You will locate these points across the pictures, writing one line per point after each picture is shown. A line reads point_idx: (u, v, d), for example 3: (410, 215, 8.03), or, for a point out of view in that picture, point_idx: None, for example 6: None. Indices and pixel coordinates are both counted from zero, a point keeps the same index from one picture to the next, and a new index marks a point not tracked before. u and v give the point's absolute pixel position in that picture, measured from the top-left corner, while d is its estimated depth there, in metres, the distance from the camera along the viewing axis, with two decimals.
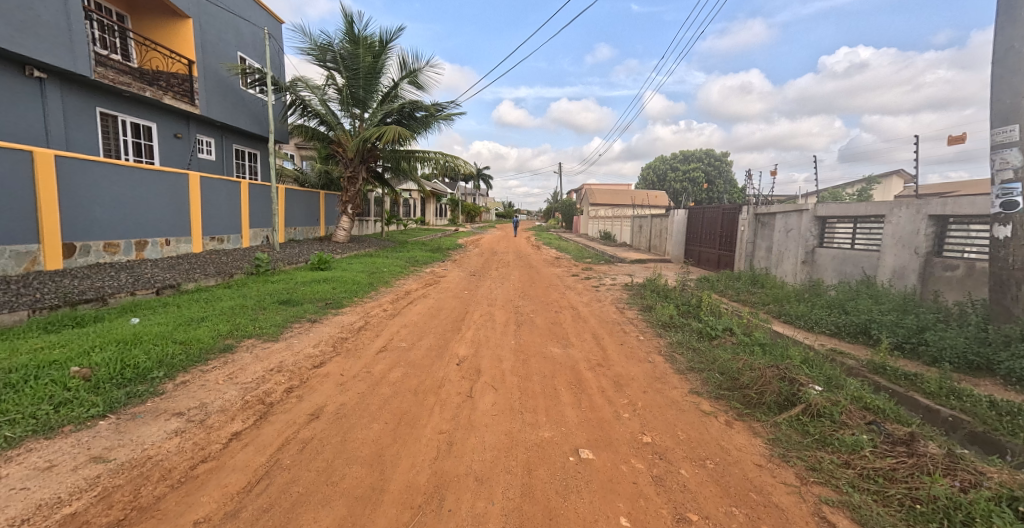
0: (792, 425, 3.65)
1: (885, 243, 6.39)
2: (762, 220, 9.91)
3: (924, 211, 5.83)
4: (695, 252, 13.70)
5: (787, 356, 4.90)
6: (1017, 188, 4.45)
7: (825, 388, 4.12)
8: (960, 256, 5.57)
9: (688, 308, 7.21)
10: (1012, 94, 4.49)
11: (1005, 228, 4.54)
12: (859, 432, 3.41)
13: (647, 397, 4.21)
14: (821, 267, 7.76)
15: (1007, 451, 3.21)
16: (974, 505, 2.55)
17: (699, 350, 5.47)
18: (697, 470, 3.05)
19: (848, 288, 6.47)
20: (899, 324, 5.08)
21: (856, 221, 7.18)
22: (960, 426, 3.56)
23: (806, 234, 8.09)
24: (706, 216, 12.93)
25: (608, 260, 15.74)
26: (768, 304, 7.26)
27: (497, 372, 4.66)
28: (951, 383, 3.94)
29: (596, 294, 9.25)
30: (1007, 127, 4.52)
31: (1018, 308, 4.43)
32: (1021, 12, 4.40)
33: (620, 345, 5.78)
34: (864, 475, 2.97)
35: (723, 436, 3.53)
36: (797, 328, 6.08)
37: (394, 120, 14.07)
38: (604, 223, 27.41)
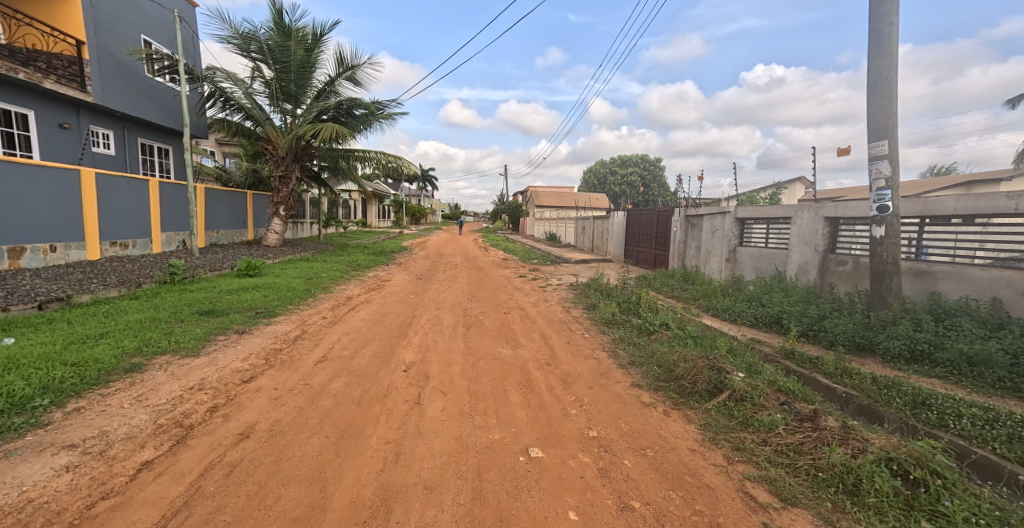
0: (720, 410, 3.85)
1: (792, 242, 6.98)
2: (691, 220, 10.51)
3: (821, 214, 6.47)
4: (633, 251, 14.28)
5: (715, 346, 5.21)
6: (888, 194, 5.05)
7: (746, 374, 4.40)
8: (849, 252, 6.23)
9: (628, 305, 7.45)
10: (883, 114, 5.07)
11: (880, 228, 5.13)
12: (775, 413, 3.66)
13: (594, 393, 4.26)
14: (741, 264, 8.39)
15: (886, 419, 3.62)
16: (863, 468, 2.83)
17: (640, 345, 5.65)
18: (639, 459, 3.12)
19: (763, 283, 7.03)
20: (804, 313, 5.58)
21: (769, 222, 7.82)
22: (851, 401, 3.95)
23: (728, 235, 8.71)
24: (642, 218, 13.52)
25: (554, 260, 16.01)
26: (698, 299, 7.69)
27: (446, 377, 4.52)
28: (844, 363, 4.38)
29: (543, 294, 9.33)
30: (879, 142, 5.13)
31: (890, 296, 5.08)
32: (886, 45, 4.98)
33: (567, 343, 5.85)
34: (778, 451, 3.20)
35: (660, 424, 3.66)
36: (722, 321, 6.48)
37: (331, 117, 13.36)
38: (548, 225, 27.93)
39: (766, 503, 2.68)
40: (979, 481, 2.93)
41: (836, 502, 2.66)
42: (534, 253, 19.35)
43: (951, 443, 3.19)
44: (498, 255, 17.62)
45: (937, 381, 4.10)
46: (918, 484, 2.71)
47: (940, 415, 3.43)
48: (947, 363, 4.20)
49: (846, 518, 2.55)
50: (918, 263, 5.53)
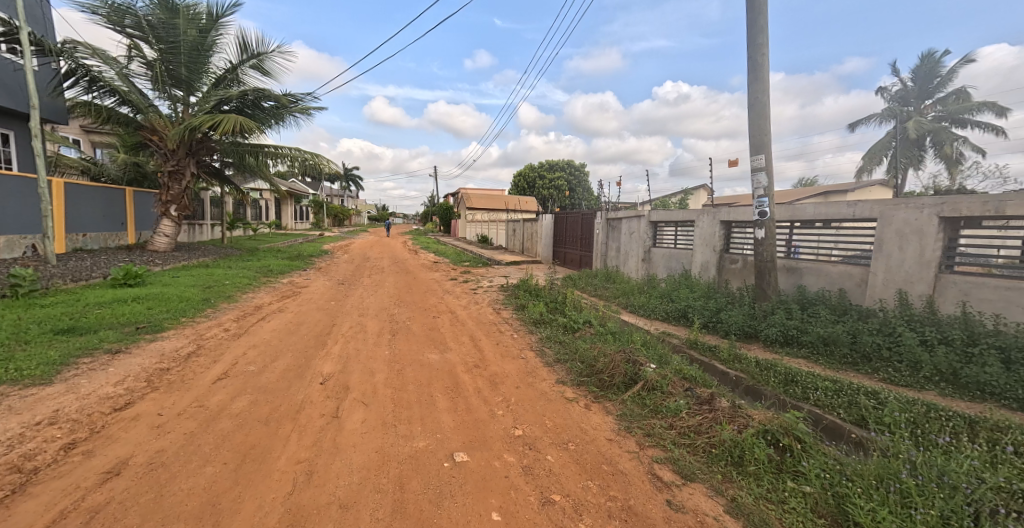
0: (634, 400, 4.16)
1: (696, 243, 7.74)
2: (612, 223, 11.15)
3: (717, 218, 7.28)
4: (561, 253, 14.79)
5: (631, 341, 5.59)
6: (766, 202, 5.81)
7: (657, 365, 4.79)
8: (741, 252, 7.07)
9: (555, 305, 7.71)
10: (760, 132, 5.82)
11: (761, 231, 5.90)
12: (679, 398, 4.03)
13: (520, 392, 4.36)
14: (655, 263, 9.12)
15: (765, 397, 4.18)
16: (745, 441, 3.23)
17: (564, 343, 5.88)
18: (562, 453, 3.27)
19: (672, 280, 7.73)
20: (705, 307, 6.24)
21: (678, 225, 8.60)
22: (740, 383, 4.50)
23: (643, 237, 9.41)
24: (569, 221, 14.05)
25: (485, 262, 16.04)
26: (618, 297, 8.20)
27: (368, 387, 4.34)
28: (735, 350, 4.98)
29: (474, 296, 9.32)
30: (758, 156, 5.87)
31: (770, 290, 5.87)
32: (761, 73, 5.71)
33: (496, 345, 5.91)
34: (681, 433, 3.55)
35: (581, 418, 3.86)
36: (639, 317, 6.98)
37: (234, 107, 12.18)
38: (480, 227, 27.87)
39: (669, 481, 2.97)
40: (827, 441, 3.52)
41: (725, 474, 3.04)
42: (466, 256, 19.20)
43: (810, 412, 3.77)
44: (428, 258, 17.25)
45: (802, 359, 4.87)
46: (786, 450, 3.20)
47: (803, 389, 4.04)
48: (810, 344, 4.97)
49: (734, 487, 2.91)
50: (790, 260, 6.46)
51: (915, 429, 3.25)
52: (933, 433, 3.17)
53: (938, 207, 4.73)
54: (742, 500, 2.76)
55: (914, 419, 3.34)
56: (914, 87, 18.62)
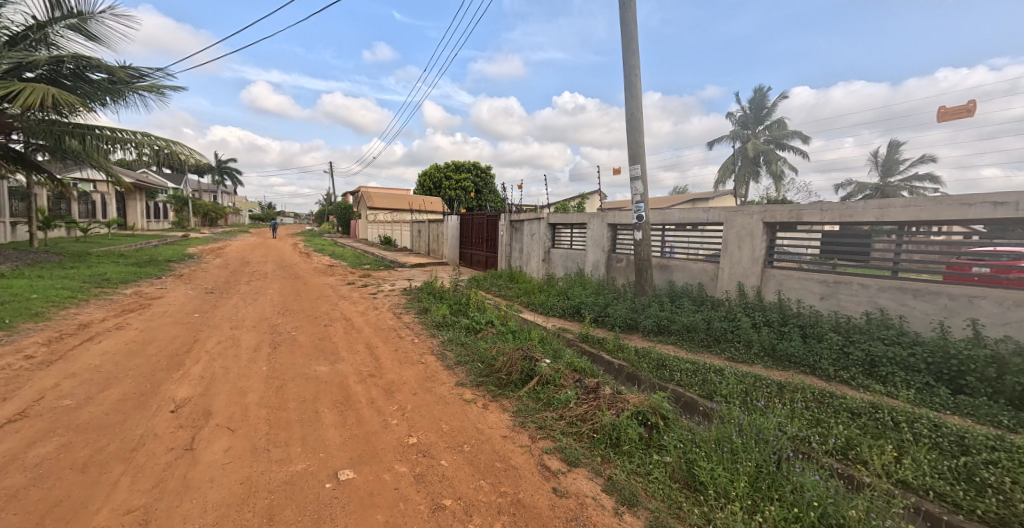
0: (529, 396, 4.27)
1: (589, 244, 8.33)
2: (516, 225, 11.32)
3: (605, 221, 7.92)
4: (467, 254, 14.64)
5: (529, 338, 5.74)
6: (643, 207, 6.44)
7: (551, 359, 4.98)
8: (626, 251, 7.78)
9: (458, 306, 7.61)
10: (635, 144, 6.44)
11: (638, 234, 6.55)
12: (569, 389, 4.22)
13: (416, 399, 4.18)
14: (553, 264, 9.58)
15: (641, 381, 4.64)
16: (620, 423, 3.50)
17: (467, 344, 5.82)
18: (455, 456, 3.21)
19: (569, 279, 8.23)
20: (595, 303, 6.75)
21: (573, 228, 9.16)
22: (622, 370, 4.93)
23: (543, 238, 9.81)
24: (475, 222, 13.94)
25: (386, 265, 15.30)
26: (520, 295, 8.42)
27: (236, 409, 3.80)
28: (620, 340, 5.46)
29: (373, 301, 8.78)
30: (634, 166, 6.48)
31: (647, 285, 6.54)
32: (635, 90, 6.34)
33: (395, 351, 5.60)
34: (570, 422, 3.73)
35: (478, 418, 3.85)
36: (538, 315, 7.24)
37: (45, 75, 9.77)
38: (382, 229, 26.52)
39: (556, 470, 3.10)
40: (683, 416, 4.02)
41: (604, 455, 3.28)
42: (365, 258, 18.09)
43: (673, 390, 4.27)
44: (322, 261, 15.88)
45: (671, 345, 5.54)
46: (653, 426, 3.59)
47: (669, 371, 4.56)
48: (677, 332, 5.66)
49: (611, 467, 3.16)
50: (663, 259, 7.28)
51: (743, 397, 3.87)
52: (754, 399, 3.82)
53: (765, 214, 5.71)
54: (617, 477, 2.99)
55: (746, 389, 3.99)
56: (749, 114, 22.42)
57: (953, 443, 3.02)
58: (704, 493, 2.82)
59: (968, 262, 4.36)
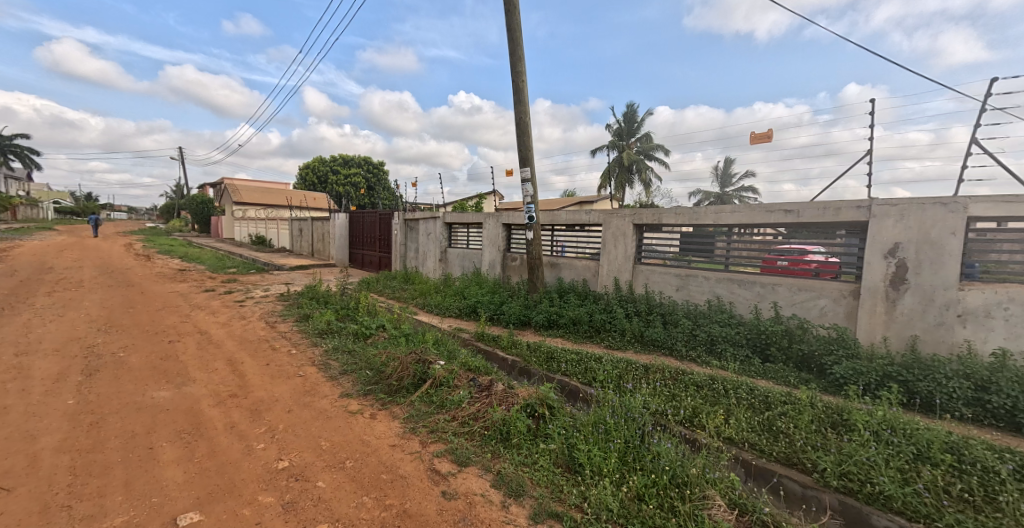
0: (421, 400, 3.76)
1: (484, 243, 8.03)
2: (410, 224, 10.54)
3: (499, 221, 7.69)
4: (358, 255, 13.35)
5: (422, 341, 5.16)
6: (532, 209, 6.30)
7: (445, 360, 4.49)
8: (519, 251, 7.64)
9: (345, 310, 6.68)
10: (523, 145, 6.26)
11: (528, 234, 6.42)
12: (462, 389, 3.78)
13: (291, 417, 3.37)
14: (450, 263, 9.10)
15: (532, 375, 4.45)
16: (509, 417, 3.22)
17: (354, 352, 5.02)
18: (335, 475, 2.62)
19: (466, 279, 7.85)
20: (491, 302, 6.48)
21: (469, 227, 8.77)
22: (515, 365, 4.70)
23: (439, 237, 9.25)
24: (366, 221, 12.74)
25: (258, 267, 13.23)
26: (416, 297, 7.75)
27: (11, 462, 2.65)
28: (513, 337, 5.23)
29: (240, 309, 7.34)
30: (524, 168, 6.31)
31: (538, 282, 6.46)
32: (522, 83, 6.16)
33: (266, 365, 4.60)
34: (462, 421, 3.33)
35: (365, 429, 3.23)
36: (434, 316, 6.70)
37: None
38: (252, 227, 23.16)
39: (446, 473, 2.69)
40: (567, 403, 3.91)
41: (494, 450, 2.96)
42: (231, 260, 15.49)
43: (557, 381, 4.17)
44: (171, 265, 13.15)
45: (559, 338, 5.50)
46: (541, 418, 3.33)
47: (555, 363, 4.45)
48: (564, 325, 5.64)
49: (500, 461, 2.86)
50: (554, 257, 7.28)
51: (615, 381, 3.89)
52: (623, 382, 3.85)
53: (634, 216, 6.02)
54: (505, 470, 2.71)
55: (619, 374, 4.05)
56: (623, 126, 24.33)
57: (752, 399, 3.47)
58: (580, 473, 2.68)
59: (774, 257, 4.99)
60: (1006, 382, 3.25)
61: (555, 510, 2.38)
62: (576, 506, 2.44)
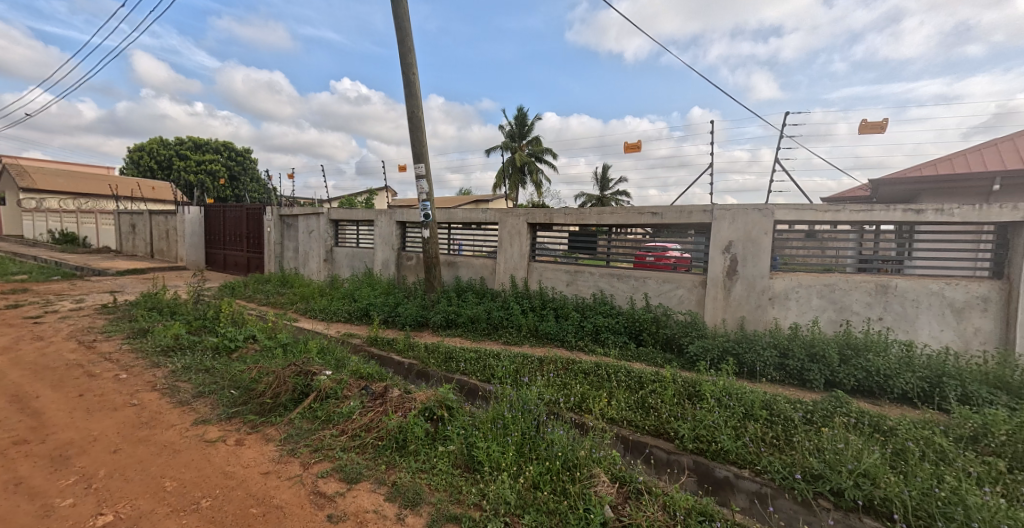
0: (303, 416, 3.60)
1: (376, 242, 7.88)
2: (286, 221, 9.77)
3: (393, 218, 7.63)
4: (220, 256, 11.83)
5: (305, 351, 4.88)
6: (429, 206, 6.36)
7: (332, 370, 4.33)
8: (415, 250, 7.67)
9: (202, 322, 5.93)
10: (418, 143, 6.30)
11: (425, 232, 6.48)
12: (353, 400, 3.69)
13: (117, 458, 2.94)
14: (337, 263, 8.73)
15: (431, 377, 4.60)
16: (407, 424, 3.29)
17: (214, 370, 4.50)
18: (188, 519, 2.42)
19: (356, 280, 7.62)
20: (385, 304, 6.41)
21: (358, 225, 8.51)
22: (412, 369, 4.80)
23: (324, 235, 8.78)
24: (229, 217, 11.35)
25: (74, 273, 10.85)
26: (296, 302, 7.25)
27: None
28: (410, 339, 5.30)
29: (30, 331, 5.86)
30: (418, 164, 6.35)
31: (436, 282, 6.57)
32: (413, 85, 6.19)
33: (79, 397, 3.84)
34: (352, 436, 3.29)
35: (227, 460, 3.00)
36: (319, 321, 6.39)
37: None
38: (65, 221, 18.81)
39: (333, 494, 2.69)
40: (466, 402, 4.15)
41: (390, 460, 3.02)
42: (30, 263, 12.40)
43: (458, 380, 4.38)
44: None
45: (458, 337, 5.68)
46: (440, 420, 3.45)
47: (455, 362, 4.66)
48: (463, 324, 5.85)
49: (396, 471, 2.92)
50: (451, 256, 7.47)
51: (513, 376, 4.25)
52: (520, 376, 4.23)
53: (528, 216, 6.48)
54: (402, 481, 2.79)
55: (517, 367, 4.44)
56: (516, 128, 25.39)
57: (629, 381, 4.14)
58: (480, 470, 2.89)
59: (643, 252, 5.81)
60: (799, 348, 4.35)
61: (454, 513, 2.54)
62: (475, 505, 2.62)
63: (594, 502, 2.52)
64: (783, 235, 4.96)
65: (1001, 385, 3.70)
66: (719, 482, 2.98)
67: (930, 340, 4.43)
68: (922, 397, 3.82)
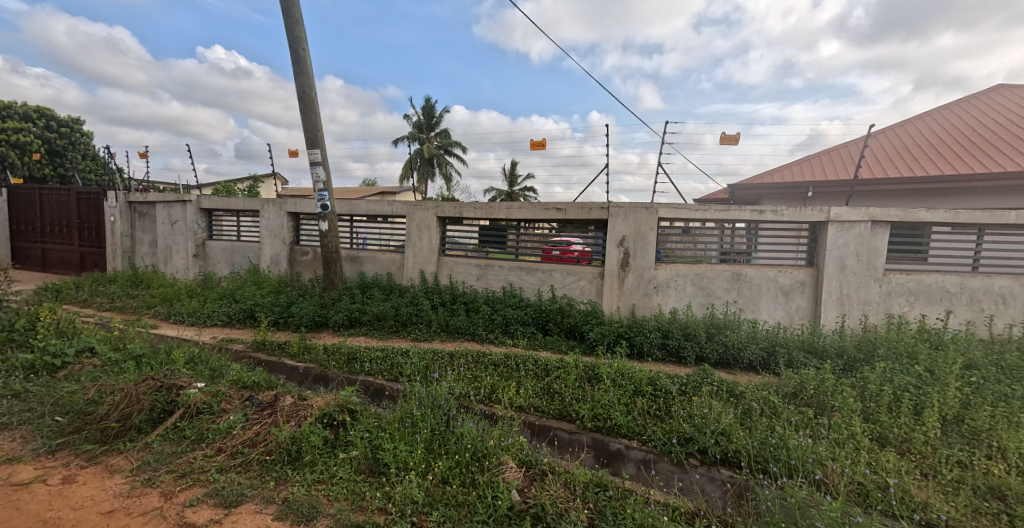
0: (166, 438, 3.20)
1: (263, 234, 7.29)
2: (138, 209, 8.53)
3: (284, 208, 7.12)
4: (37, 251, 9.53)
5: (168, 362, 4.26)
6: (326, 195, 6.04)
7: (207, 382, 3.91)
8: (311, 244, 7.26)
9: (7, 336, 4.54)
10: (311, 127, 5.94)
11: (324, 224, 6.14)
12: (234, 413, 3.40)
13: None
14: (213, 259, 7.91)
15: (331, 380, 4.43)
16: (301, 433, 3.13)
17: (27, 394, 3.66)
18: None
19: (237, 279, 6.97)
20: (274, 303, 5.99)
21: (239, 215, 7.79)
22: (308, 373, 4.59)
23: (193, 227, 7.86)
24: (45, 202, 9.20)
25: None
26: (153, 306, 6.39)
27: None
28: (306, 341, 5.03)
29: None
30: (313, 150, 5.99)
31: (337, 278, 6.29)
32: (304, 65, 5.80)
33: None
34: (231, 454, 3.03)
35: (49, 503, 2.59)
36: (187, 326, 5.74)
37: None
38: None
39: (206, 523, 2.49)
40: (372, 404, 4.09)
41: (280, 476, 2.87)
42: None
43: (362, 382, 4.30)
44: None
45: (363, 336, 5.53)
46: (341, 425, 3.33)
47: (360, 363, 4.54)
48: (369, 322, 5.71)
49: (288, 487, 2.80)
50: (353, 250, 7.19)
51: (423, 373, 4.28)
52: (430, 372, 4.28)
53: (437, 210, 6.49)
54: (294, 497, 2.68)
55: (424, 363, 4.49)
56: (423, 119, 24.85)
57: (535, 369, 4.44)
58: (385, 473, 2.90)
59: (549, 247, 6.19)
60: (676, 329, 5.01)
61: (356, 521, 2.51)
62: (380, 509, 2.64)
63: (501, 488, 2.69)
64: (665, 231, 5.66)
65: (811, 350, 4.62)
66: (613, 454, 3.34)
67: (769, 317, 5.41)
68: (762, 363, 4.65)
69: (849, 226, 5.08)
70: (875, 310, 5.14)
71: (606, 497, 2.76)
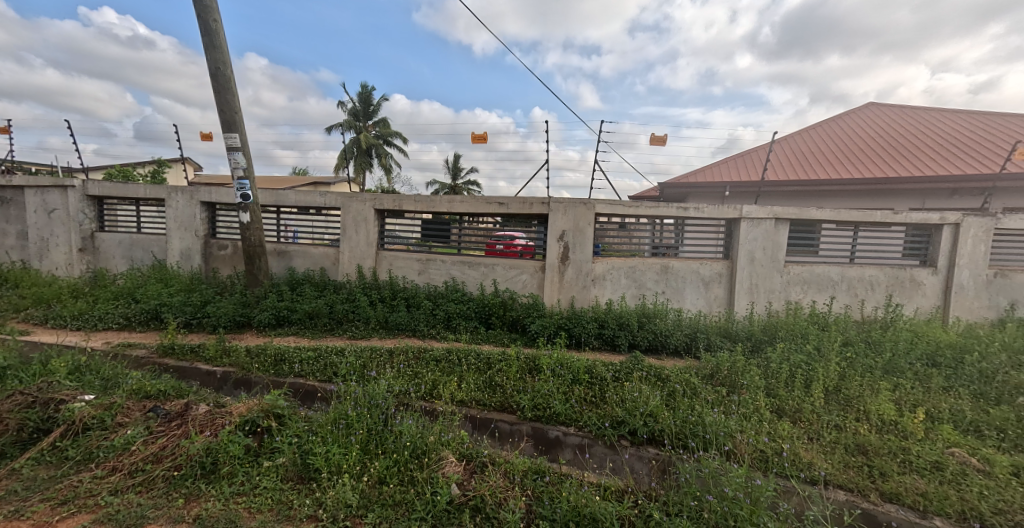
0: (41, 462, 2.86)
1: (170, 226, 6.67)
2: None
3: (196, 198, 6.55)
4: None
5: (45, 374, 3.77)
6: (247, 184, 5.65)
7: (98, 394, 3.53)
8: (229, 237, 6.79)
9: None
10: (227, 109, 5.52)
11: (245, 216, 5.74)
12: (132, 427, 3.12)
13: None
14: (106, 254, 7.12)
15: (255, 384, 4.18)
16: (217, 444, 2.94)
17: None
18: None
19: (137, 276, 6.32)
20: (185, 303, 5.51)
21: (139, 205, 7.07)
22: (227, 378, 4.30)
23: (78, 217, 6.98)
24: None
25: None
26: (24, 309, 5.60)
27: None
28: (224, 344, 4.70)
29: None
30: (231, 134, 5.56)
31: (261, 275, 5.92)
32: (216, 41, 5.36)
33: None
34: (129, 473, 2.78)
35: None
36: (72, 331, 5.12)
37: None
38: None
39: None
40: (303, 406, 3.95)
41: (190, 491, 2.69)
42: None
43: (291, 384, 4.11)
44: None
45: (292, 335, 5.27)
46: (266, 432, 3.15)
47: (289, 365, 4.33)
48: (298, 321, 5.45)
49: (201, 503, 2.63)
50: (280, 245, 6.78)
51: (359, 371, 4.18)
52: (367, 371, 4.19)
53: (374, 202, 6.31)
54: (208, 512, 2.53)
55: (357, 362, 4.37)
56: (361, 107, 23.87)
57: (477, 363, 4.49)
58: (316, 478, 2.82)
59: (491, 241, 6.26)
60: (612, 319, 5.28)
61: None
62: (311, 516, 2.58)
63: (441, 483, 2.73)
64: (604, 226, 5.93)
65: (726, 334, 5.09)
66: (552, 442, 3.48)
67: (692, 306, 5.87)
68: (685, 349, 5.05)
69: (757, 223, 5.63)
70: (777, 298, 5.75)
71: (543, 483, 2.88)
